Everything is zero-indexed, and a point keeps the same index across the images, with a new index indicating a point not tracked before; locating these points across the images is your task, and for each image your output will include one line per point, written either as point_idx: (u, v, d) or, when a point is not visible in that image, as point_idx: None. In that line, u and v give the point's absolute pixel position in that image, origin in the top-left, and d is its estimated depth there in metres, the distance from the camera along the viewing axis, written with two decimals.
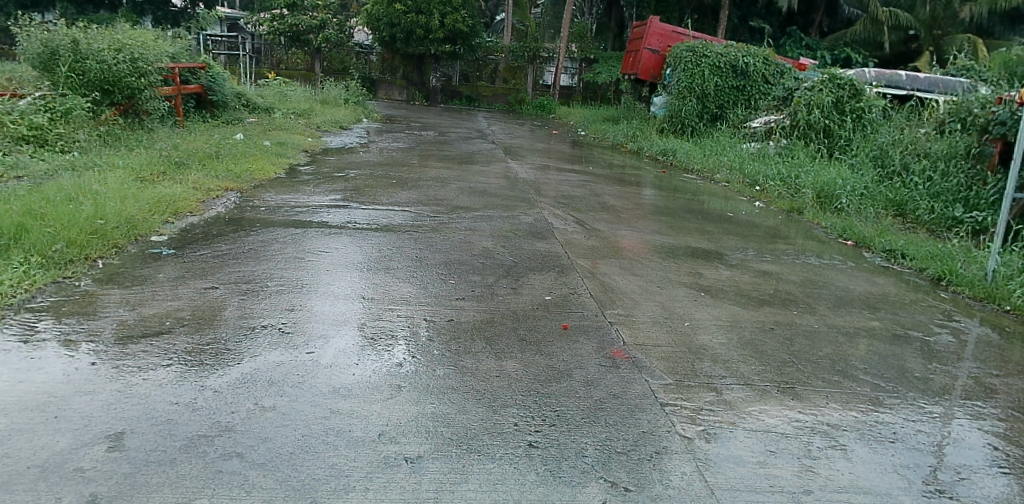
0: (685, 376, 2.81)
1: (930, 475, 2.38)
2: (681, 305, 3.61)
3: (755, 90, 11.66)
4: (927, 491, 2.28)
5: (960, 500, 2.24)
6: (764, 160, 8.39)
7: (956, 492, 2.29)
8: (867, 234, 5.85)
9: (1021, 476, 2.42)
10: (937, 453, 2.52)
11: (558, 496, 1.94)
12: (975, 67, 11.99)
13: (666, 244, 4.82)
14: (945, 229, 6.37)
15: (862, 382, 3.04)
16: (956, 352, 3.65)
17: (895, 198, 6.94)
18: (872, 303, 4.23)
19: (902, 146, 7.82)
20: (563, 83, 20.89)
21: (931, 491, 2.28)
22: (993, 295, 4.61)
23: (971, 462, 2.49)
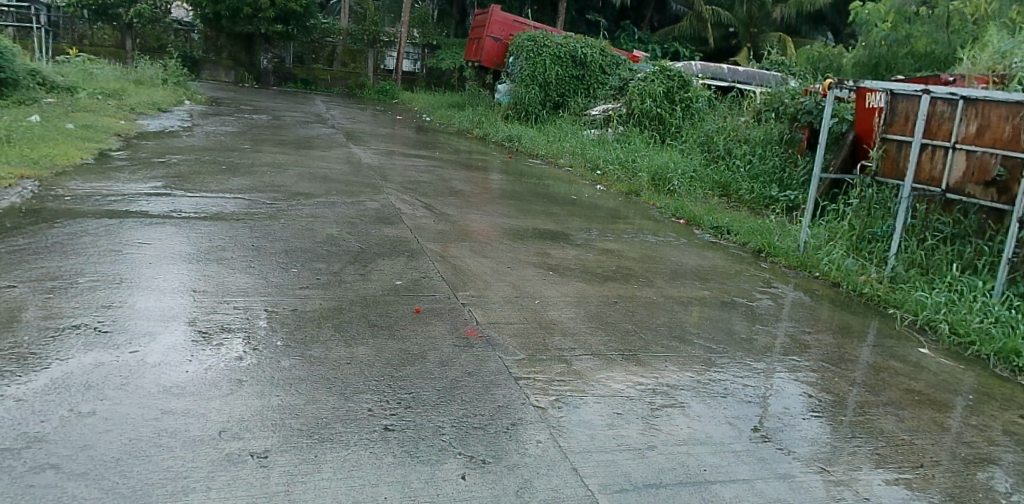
0: (537, 350, 2.88)
1: (763, 419, 2.76)
2: (531, 284, 3.69)
3: (594, 80, 12.18)
4: (761, 434, 2.63)
5: (787, 441, 2.63)
6: (603, 146, 8.78)
7: (784, 434, 2.68)
8: (697, 213, 6.32)
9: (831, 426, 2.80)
10: (767, 402, 2.91)
11: (417, 475, 1.91)
12: (784, 62, 13.33)
13: (514, 226, 4.92)
14: (763, 207, 7.05)
15: (695, 346, 3.31)
16: (775, 313, 4.15)
17: (720, 180, 7.52)
18: (704, 275, 4.59)
19: (725, 133, 8.51)
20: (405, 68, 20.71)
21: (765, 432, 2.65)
22: (805, 264, 5.36)
23: (793, 408, 2.92)
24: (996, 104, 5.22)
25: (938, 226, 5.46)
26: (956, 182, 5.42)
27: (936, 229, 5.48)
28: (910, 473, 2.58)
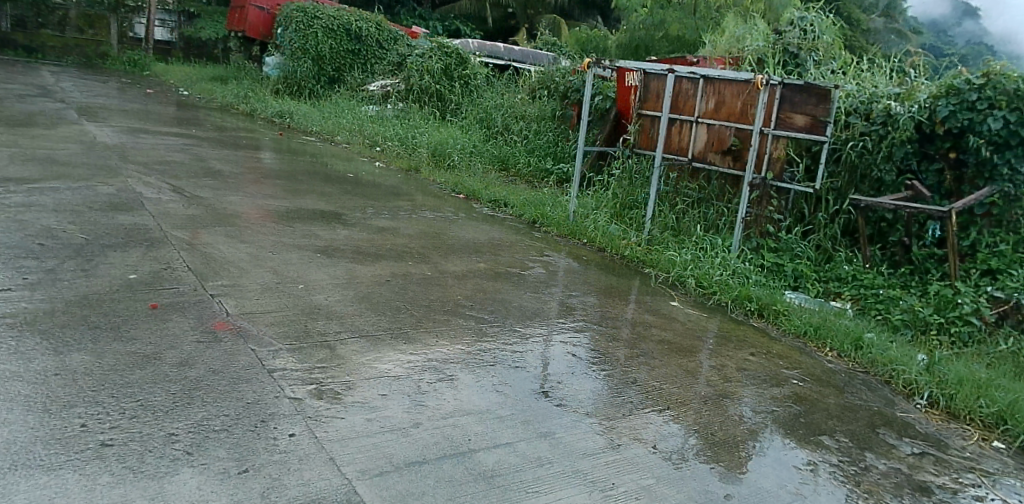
0: (297, 338, 2.71)
1: (544, 381, 2.98)
2: (295, 268, 3.48)
3: (371, 54, 11.97)
4: (544, 394, 2.86)
5: (564, 399, 2.88)
6: (382, 123, 8.59)
7: (560, 393, 2.92)
8: (475, 188, 6.42)
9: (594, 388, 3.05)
10: (547, 364, 3.14)
11: (141, 492, 1.71)
12: (557, 43, 14.01)
13: (282, 208, 4.63)
14: (540, 179, 7.37)
15: (467, 318, 3.36)
16: (546, 280, 4.33)
17: (499, 154, 7.70)
18: (480, 248, 4.65)
19: (502, 109, 8.69)
20: (158, 37, 18.69)
21: (546, 392, 2.88)
22: (574, 232, 5.68)
23: (567, 367, 3.18)
24: (730, 83, 5.81)
25: (687, 192, 6.12)
26: (699, 152, 6.05)
27: (686, 195, 6.13)
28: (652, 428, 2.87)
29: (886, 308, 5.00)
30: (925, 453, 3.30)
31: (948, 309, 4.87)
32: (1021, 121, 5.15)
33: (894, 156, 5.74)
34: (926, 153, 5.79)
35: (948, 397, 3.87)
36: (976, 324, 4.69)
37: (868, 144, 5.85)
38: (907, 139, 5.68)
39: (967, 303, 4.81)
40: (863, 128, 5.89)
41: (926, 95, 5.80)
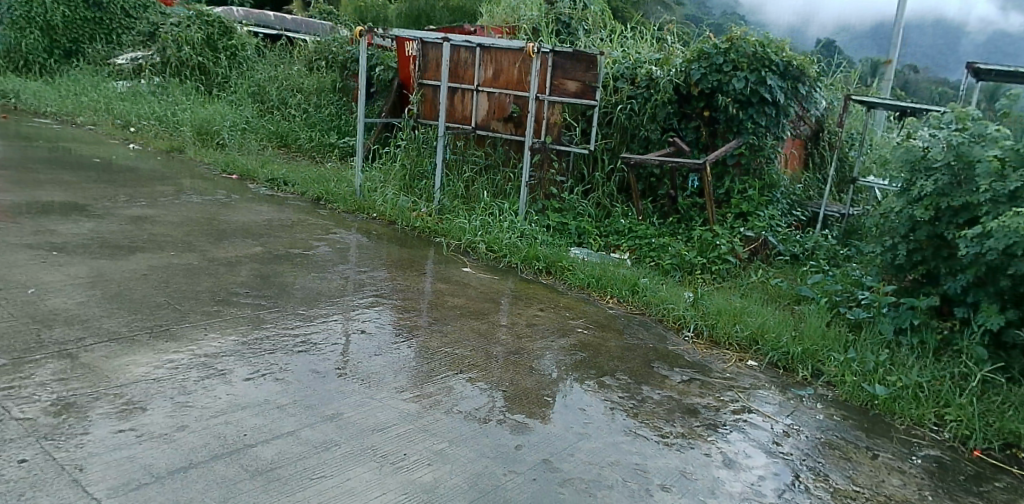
0: (27, 351, 2.42)
1: (332, 359, 2.89)
2: (23, 271, 3.03)
3: (116, 24, 10.71)
4: (332, 375, 2.77)
5: (356, 376, 2.81)
6: (135, 99, 7.74)
7: (350, 371, 2.85)
8: (250, 167, 6.01)
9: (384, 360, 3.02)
10: (340, 344, 3.05)
11: None
12: (334, 11, 13.45)
13: (6, 202, 3.98)
14: (324, 154, 7.10)
15: (242, 306, 3.15)
16: (331, 258, 4.17)
17: (276, 130, 7.30)
18: (257, 231, 4.36)
19: (276, 82, 8.18)
20: None
21: (338, 372, 2.80)
22: (362, 207, 5.56)
23: (360, 344, 3.11)
24: (505, 51, 5.97)
25: (474, 158, 6.13)
26: (482, 120, 6.17)
27: (473, 161, 6.16)
28: (445, 392, 2.91)
29: (658, 255, 5.42)
30: (693, 379, 3.69)
31: (709, 250, 5.43)
32: (758, 81, 5.94)
33: (657, 117, 6.25)
34: (684, 113, 6.37)
35: (710, 326, 4.35)
36: (733, 261, 5.31)
37: (635, 107, 6.32)
38: (667, 101, 6.20)
39: (724, 243, 5.42)
40: (629, 92, 6.36)
41: (681, 60, 6.34)
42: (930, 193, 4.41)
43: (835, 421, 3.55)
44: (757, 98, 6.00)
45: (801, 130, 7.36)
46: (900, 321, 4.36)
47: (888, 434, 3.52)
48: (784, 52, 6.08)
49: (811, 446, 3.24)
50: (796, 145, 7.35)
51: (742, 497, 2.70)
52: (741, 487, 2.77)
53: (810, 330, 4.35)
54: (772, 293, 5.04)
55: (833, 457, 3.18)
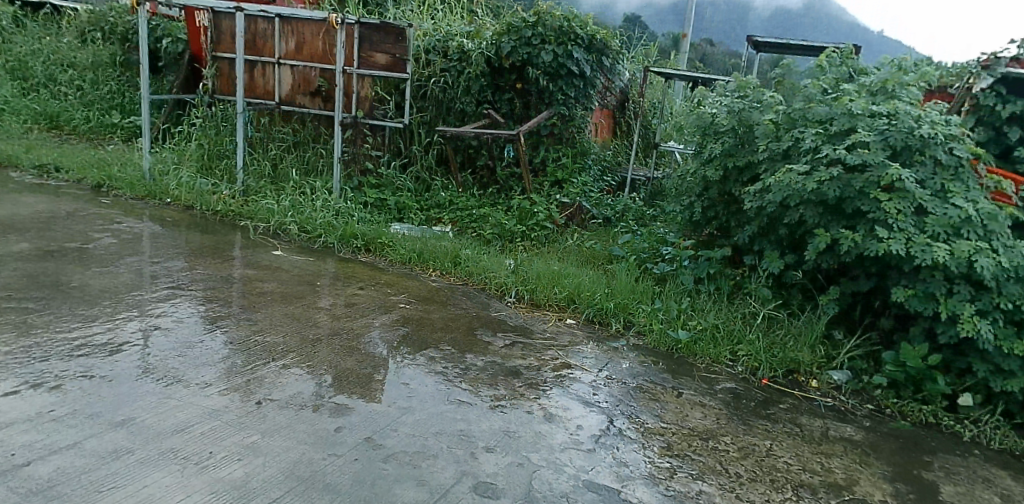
0: None
1: (121, 359, 2.67)
2: None
3: None
4: (120, 376, 2.56)
5: (152, 373, 2.62)
6: None
7: (147, 368, 2.65)
8: (11, 154, 5.37)
9: (184, 354, 2.82)
10: (132, 342, 2.81)
11: None
12: None
13: None
14: (105, 136, 6.41)
15: (5, 312, 2.85)
16: (117, 250, 3.79)
17: (43, 110, 6.50)
18: (23, 226, 3.86)
19: (41, 56, 7.24)
20: None
21: (133, 374, 2.58)
22: (153, 192, 5.16)
23: (155, 341, 2.88)
24: (307, 22, 5.67)
25: (281, 136, 5.84)
26: (287, 95, 5.84)
27: (281, 139, 5.84)
28: (256, 382, 2.76)
29: (479, 225, 5.47)
30: (515, 342, 3.79)
31: (528, 218, 5.57)
32: (565, 54, 6.15)
33: (472, 89, 6.25)
34: (497, 85, 6.42)
35: (530, 291, 4.49)
36: (550, 228, 5.50)
37: (448, 80, 6.26)
38: (480, 73, 6.22)
39: (541, 211, 5.59)
40: (442, 65, 6.28)
41: (491, 33, 6.38)
42: (719, 154, 4.87)
43: (645, 367, 3.83)
44: (565, 71, 6.21)
45: (608, 102, 7.67)
46: (698, 271, 4.78)
47: (691, 373, 3.86)
48: (587, 26, 6.33)
49: (623, 392, 3.47)
50: (605, 115, 7.69)
51: (562, 447, 2.84)
52: (562, 439, 2.91)
53: (621, 285, 4.63)
54: (588, 254, 5.28)
55: (643, 400, 3.43)
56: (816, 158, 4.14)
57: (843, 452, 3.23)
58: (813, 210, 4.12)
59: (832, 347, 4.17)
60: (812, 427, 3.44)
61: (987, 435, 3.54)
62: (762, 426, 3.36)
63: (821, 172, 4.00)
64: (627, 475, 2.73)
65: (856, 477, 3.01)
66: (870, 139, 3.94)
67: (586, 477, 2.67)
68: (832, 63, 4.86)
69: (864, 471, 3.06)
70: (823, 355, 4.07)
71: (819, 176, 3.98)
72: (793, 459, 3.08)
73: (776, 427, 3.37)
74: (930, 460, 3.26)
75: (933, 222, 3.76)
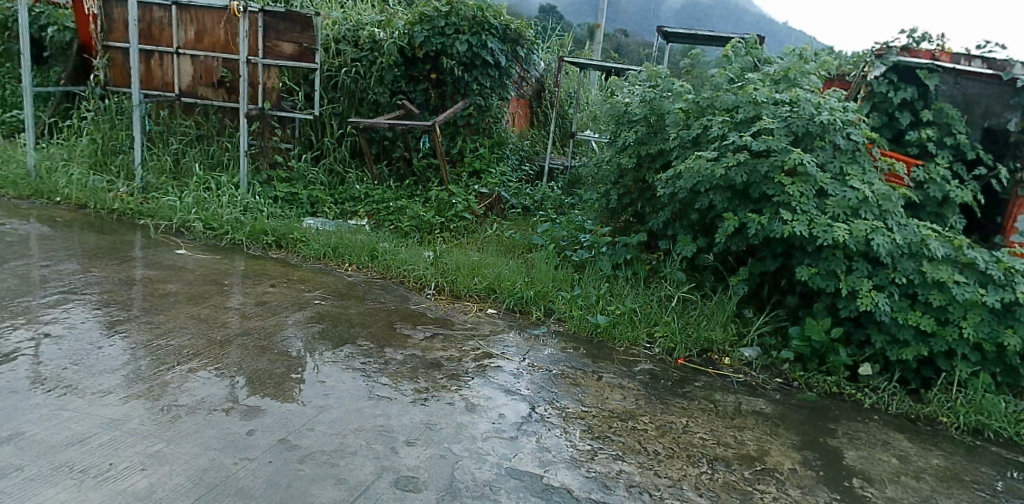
0: None
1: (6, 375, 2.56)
2: None
3: None
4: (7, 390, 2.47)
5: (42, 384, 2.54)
6: None
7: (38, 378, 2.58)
8: None
9: (78, 363, 2.72)
10: (17, 355, 2.69)
11: None
12: None
13: None
14: None
15: None
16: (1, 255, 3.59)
17: None
18: None
19: None
20: None
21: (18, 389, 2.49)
22: (40, 192, 4.95)
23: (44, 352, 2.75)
24: (206, 10, 5.42)
25: (182, 129, 5.59)
26: (187, 86, 5.57)
27: (182, 132, 5.57)
28: (159, 388, 2.66)
29: (397, 218, 5.39)
30: (435, 334, 3.76)
31: (446, 209, 5.53)
32: (479, 44, 6.11)
33: (385, 80, 6.13)
34: (412, 76, 6.32)
35: (450, 282, 4.46)
36: (469, 218, 5.48)
37: (360, 69, 6.17)
38: (393, 64, 6.11)
39: (459, 202, 5.55)
40: (353, 54, 6.18)
41: (403, 22, 6.27)
42: (632, 143, 4.97)
43: (566, 353, 3.88)
44: (480, 61, 6.18)
45: (525, 91, 7.69)
46: (616, 257, 4.87)
47: (610, 356, 3.95)
48: (501, 16, 6.31)
49: (544, 379, 3.50)
50: (521, 104, 7.72)
51: (484, 437, 2.83)
52: (485, 428, 2.91)
53: (540, 274, 4.66)
54: (507, 244, 5.28)
55: (563, 385, 3.47)
56: (724, 145, 4.28)
57: (754, 424, 3.36)
58: (722, 195, 4.26)
59: (743, 325, 4.34)
60: (724, 402, 3.57)
61: (885, 402, 3.77)
62: (679, 404, 3.47)
63: (729, 158, 4.14)
64: (549, 461, 2.76)
65: (767, 448, 3.14)
66: (773, 125, 4.10)
67: (509, 465, 2.67)
68: (737, 54, 5.05)
69: (774, 441, 3.21)
70: (735, 333, 4.23)
71: (726, 162, 4.13)
72: (708, 434, 3.19)
73: (692, 405, 3.48)
74: (833, 428, 3.44)
75: (832, 204, 3.96)
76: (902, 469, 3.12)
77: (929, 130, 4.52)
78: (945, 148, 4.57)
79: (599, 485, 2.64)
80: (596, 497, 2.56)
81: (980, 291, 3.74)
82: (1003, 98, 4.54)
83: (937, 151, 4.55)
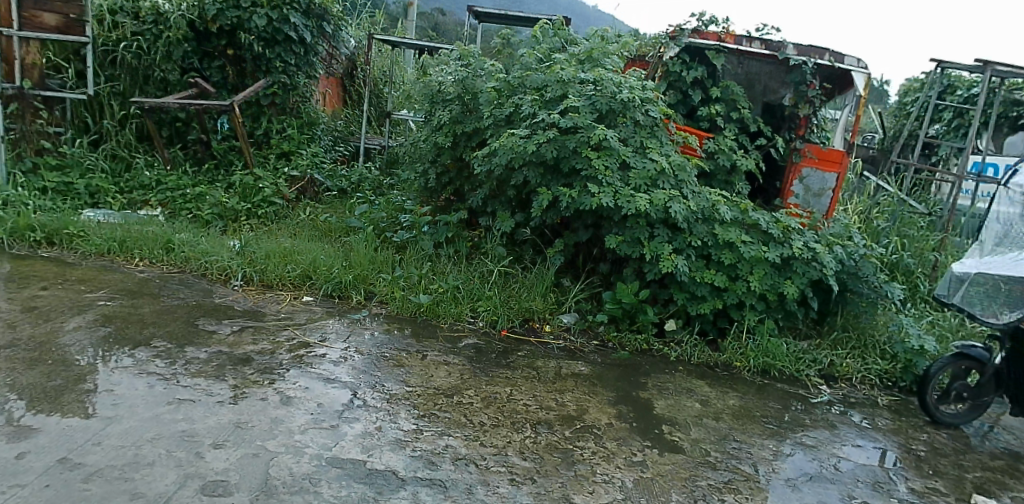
0: None
1: None
2: None
3: None
4: None
5: None
6: None
7: None
8: None
9: None
10: None
11: None
12: None
13: None
14: None
15: None
16: None
17: None
18: None
19: None
20: None
21: None
22: None
23: None
24: None
25: None
26: None
27: None
28: None
29: (195, 206, 4.97)
30: (244, 328, 3.53)
31: (253, 195, 5.20)
32: (281, 19, 5.75)
33: (173, 56, 5.61)
34: (206, 52, 5.84)
35: (259, 271, 4.21)
36: (279, 203, 5.19)
37: (142, 44, 5.60)
38: (182, 39, 5.60)
39: (267, 186, 5.25)
40: (133, 28, 5.61)
41: None
42: (447, 122, 4.96)
43: (389, 335, 3.81)
44: (282, 37, 5.82)
45: (334, 69, 7.41)
46: (437, 236, 4.85)
47: (434, 333, 3.94)
48: None
49: (366, 363, 3.42)
50: (331, 83, 7.42)
51: (302, 429, 2.70)
52: (305, 419, 2.78)
53: (358, 256, 4.52)
54: (323, 228, 5.06)
55: (386, 367, 3.41)
56: (534, 122, 4.39)
57: (574, 386, 3.52)
58: (535, 171, 4.38)
59: (561, 293, 4.52)
60: (546, 368, 3.71)
61: (688, 353, 4.12)
62: (503, 374, 3.54)
63: (539, 135, 4.25)
64: (373, 444, 2.70)
65: (585, 406, 3.30)
66: (578, 104, 4.27)
67: (330, 455, 2.58)
68: (545, 34, 5.18)
69: (592, 400, 3.38)
70: (554, 302, 4.40)
71: (537, 139, 4.23)
72: (531, 400, 3.29)
73: (515, 374, 3.58)
74: (644, 382, 3.70)
75: (634, 176, 4.20)
76: (704, 412, 3.43)
77: (717, 106, 4.94)
78: (732, 122, 5.04)
79: (425, 462, 2.63)
80: (421, 476, 2.55)
81: (763, 248, 4.18)
82: (779, 77, 5.11)
83: (725, 125, 5.01)
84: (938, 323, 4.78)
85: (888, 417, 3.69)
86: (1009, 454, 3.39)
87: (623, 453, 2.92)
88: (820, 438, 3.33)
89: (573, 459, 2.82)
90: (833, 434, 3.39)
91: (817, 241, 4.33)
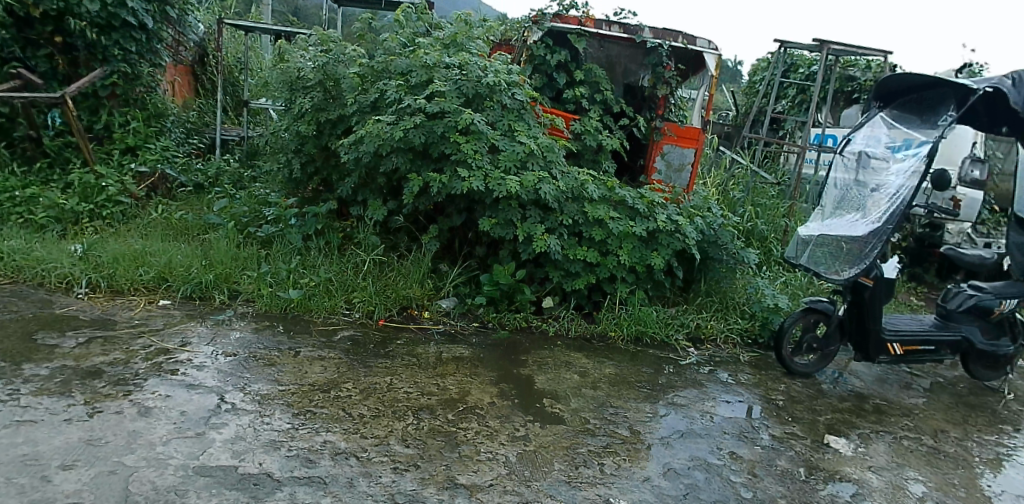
0: None
1: None
2: None
3: None
4: None
5: None
6: None
7: None
8: None
9: None
10: None
11: None
12: None
13: None
14: None
15: None
16: None
17: None
18: None
19: None
20: None
21: None
22: None
23: None
24: None
25: None
26: None
27: None
28: None
29: (27, 209, 4.52)
30: (91, 339, 3.25)
31: (95, 195, 4.78)
32: (117, 3, 5.28)
33: None
34: (27, 39, 5.29)
35: (106, 277, 3.90)
36: (126, 202, 4.82)
37: None
38: None
39: (111, 184, 4.85)
40: None
41: None
42: (309, 110, 4.77)
43: (260, 334, 3.65)
44: (118, 22, 5.34)
45: (182, 57, 6.96)
46: (305, 228, 4.68)
47: (307, 329, 3.82)
48: None
49: (235, 364, 3.27)
50: (180, 71, 7.01)
51: (164, 440, 2.54)
52: (167, 430, 2.62)
53: (219, 254, 4.29)
54: (178, 226, 4.74)
55: (257, 367, 3.26)
56: (401, 108, 4.30)
57: (455, 369, 3.53)
58: (405, 157, 4.31)
59: (439, 278, 4.51)
60: (426, 354, 3.69)
61: (565, 328, 4.24)
62: (382, 364, 3.49)
63: (406, 121, 4.18)
64: (245, 448, 2.58)
65: (467, 388, 3.32)
66: (445, 88, 4.24)
67: (197, 464, 2.44)
68: (409, 19, 5.09)
69: (474, 381, 3.41)
70: (431, 287, 4.38)
71: (404, 125, 4.17)
72: (412, 388, 3.26)
73: (395, 362, 3.53)
74: (524, 359, 3.78)
75: (504, 159, 4.24)
76: (582, 383, 3.55)
77: (581, 88, 5.07)
78: (596, 103, 5.19)
79: (302, 461, 2.55)
80: (299, 475, 2.47)
81: (630, 223, 4.35)
82: (637, 58, 5.30)
83: (589, 107, 5.15)
84: (790, 283, 5.19)
85: (749, 372, 3.98)
86: (854, 396, 3.75)
87: (505, 430, 2.96)
88: (690, 397, 3.54)
89: (456, 441, 2.83)
90: (701, 392, 3.61)
91: (680, 214, 4.56)
